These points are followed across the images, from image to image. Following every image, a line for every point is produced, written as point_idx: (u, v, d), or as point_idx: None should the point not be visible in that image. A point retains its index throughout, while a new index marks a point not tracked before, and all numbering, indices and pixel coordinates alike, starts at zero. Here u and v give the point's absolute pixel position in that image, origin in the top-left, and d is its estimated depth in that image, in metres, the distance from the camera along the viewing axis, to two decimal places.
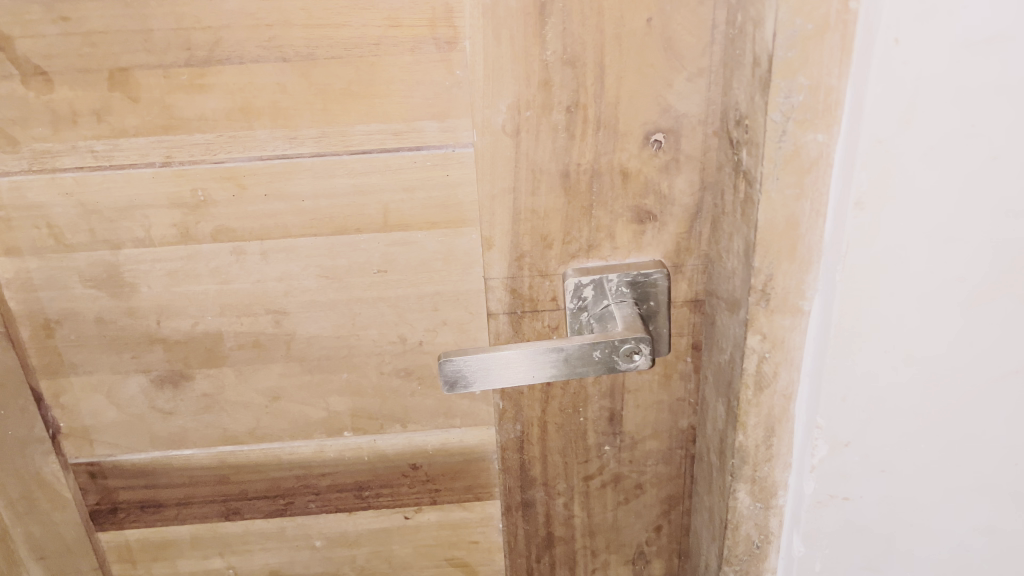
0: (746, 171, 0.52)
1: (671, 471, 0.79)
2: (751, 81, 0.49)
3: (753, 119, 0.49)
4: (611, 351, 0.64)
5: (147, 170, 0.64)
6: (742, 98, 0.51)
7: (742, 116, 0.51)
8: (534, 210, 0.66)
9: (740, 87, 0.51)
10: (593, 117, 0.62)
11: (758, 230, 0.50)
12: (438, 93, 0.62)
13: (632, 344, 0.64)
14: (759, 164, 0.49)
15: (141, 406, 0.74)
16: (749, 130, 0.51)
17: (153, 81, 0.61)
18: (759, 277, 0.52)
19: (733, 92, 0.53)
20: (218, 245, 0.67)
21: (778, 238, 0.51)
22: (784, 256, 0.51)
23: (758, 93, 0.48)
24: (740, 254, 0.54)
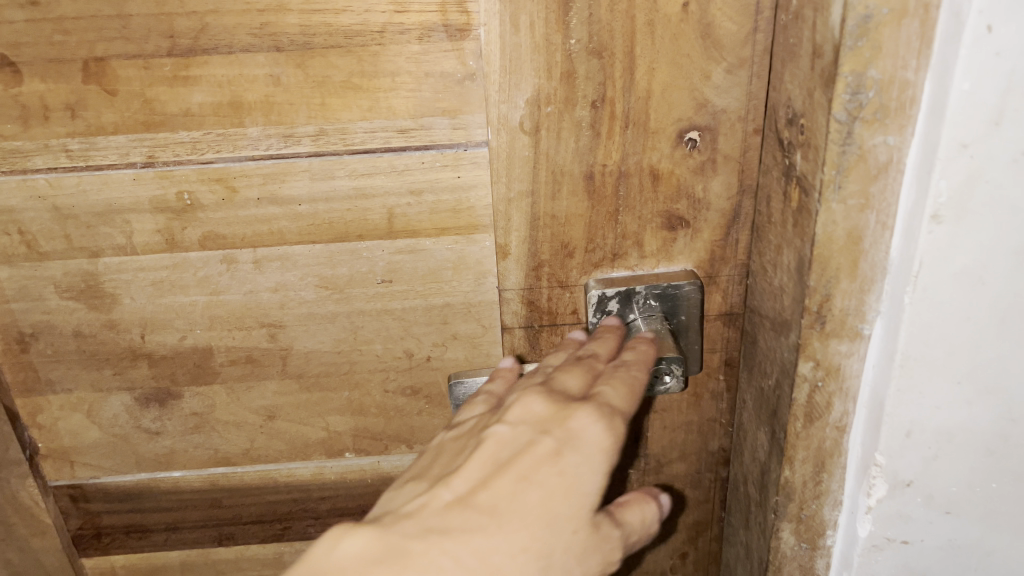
0: (800, 177, 0.45)
1: (699, 496, 0.73)
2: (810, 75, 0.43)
3: (811, 118, 0.43)
4: None
5: (127, 171, 0.58)
6: (797, 94, 0.45)
7: (796, 114, 0.45)
8: (554, 214, 0.59)
9: (794, 81, 0.45)
10: (621, 113, 0.55)
11: (815, 244, 0.44)
12: (449, 86, 0.56)
13: (663, 364, 0.59)
14: (819, 169, 0.42)
15: (125, 425, 0.68)
16: (805, 131, 0.44)
17: (132, 73, 0.54)
18: (814, 297, 0.45)
19: (783, 87, 0.47)
20: (207, 252, 0.61)
21: (838, 253, 0.44)
22: (845, 273, 0.45)
23: (818, 89, 0.42)
24: (792, 270, 0.47)
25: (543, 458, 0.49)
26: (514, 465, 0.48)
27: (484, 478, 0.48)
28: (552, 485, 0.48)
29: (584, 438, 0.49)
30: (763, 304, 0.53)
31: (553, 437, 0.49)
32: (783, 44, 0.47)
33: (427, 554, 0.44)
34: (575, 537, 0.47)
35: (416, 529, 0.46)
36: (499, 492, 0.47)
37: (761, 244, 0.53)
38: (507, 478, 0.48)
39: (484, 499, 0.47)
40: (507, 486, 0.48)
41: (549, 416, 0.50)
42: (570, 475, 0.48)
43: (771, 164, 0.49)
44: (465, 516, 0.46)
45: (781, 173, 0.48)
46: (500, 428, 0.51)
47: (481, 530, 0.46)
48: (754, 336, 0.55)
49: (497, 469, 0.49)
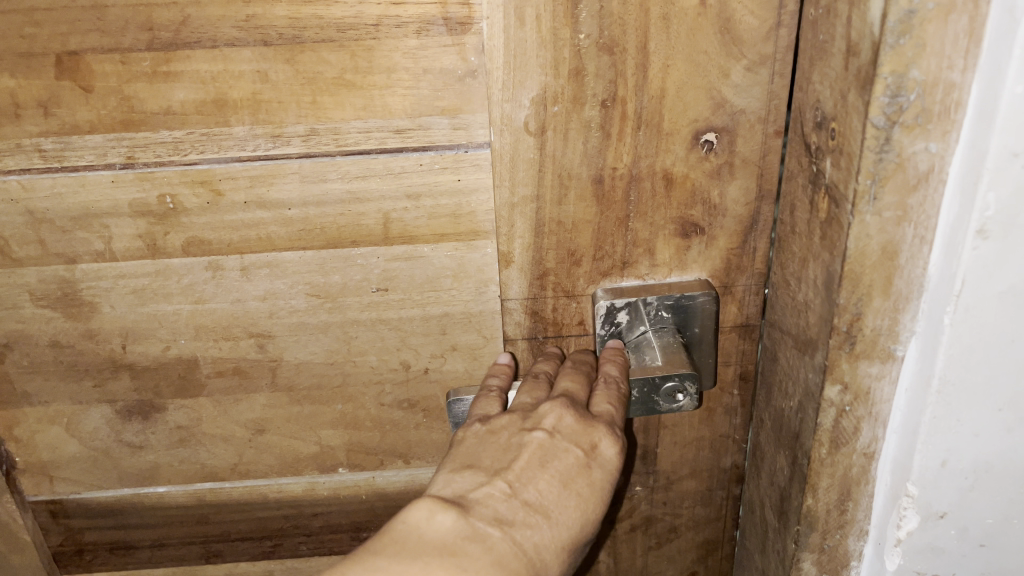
0: (830, 186, 0.42)
1: (710, 514, 0.70)
2: (844, 74, 0.39)
3: (843, 122, 0.39)
4: (650, 390, 0.56)
5: (105, 172, 0.54)
6: (827, 95, 0.41)
7: (826, 117, 0.42)
8: (560, 220, 0.56)
9: (824, 81, 0.41)
10: (633, 113, 0.52)
11: (846, 259, 0.40)
12: (448, 83, 0.52)
13: (676, 382, 0.55)
14: (852, 177, 0.39)
15: (106, 439, 0.65)
16: (836, 135, 0.41)
17: (109, 68, 0.51)
18: (844, 316, 0.42)
19: (809, 88, 0.43)
20: (191, 259, 0.58)
21: (871, 269, 0.41)
22: (878, 291, 0.41)
23: (853, 89, 0.38)
24: (819, 286, 0.44)
25: (579, 468, 0.52)
26: (552, 471, 0.51)
27: (527, 480, 0.51)
28: (585, 494, 0.52)
29: (608, 457, 0.53)
30: (785, 321, 0.49)
31: (583, 451, 0.52)
32: (810, 40, 0.43)
33: (504, 540, 0.47)
34: (593, 537, 0.52)
35: (488, 516, 0.48)
36: (547, 492, 0.51)
37: (782, 256, 0.50)
38: (553, 483, 0.51)
39: (535, 498, 0.50)
40: (549, 488, 0.51)
41: (579, 430, 0.52)
42: (598, 486, 0.52)
43: (796, 170, 0.46)
44: (525, 512, 0.49)
45: (808, 181, 0.45)
46: (539, 434, 0.52)
47: (538, 524, 0.49)
48: (774, 354, 0.52)
49: (542, 472, 0.51)
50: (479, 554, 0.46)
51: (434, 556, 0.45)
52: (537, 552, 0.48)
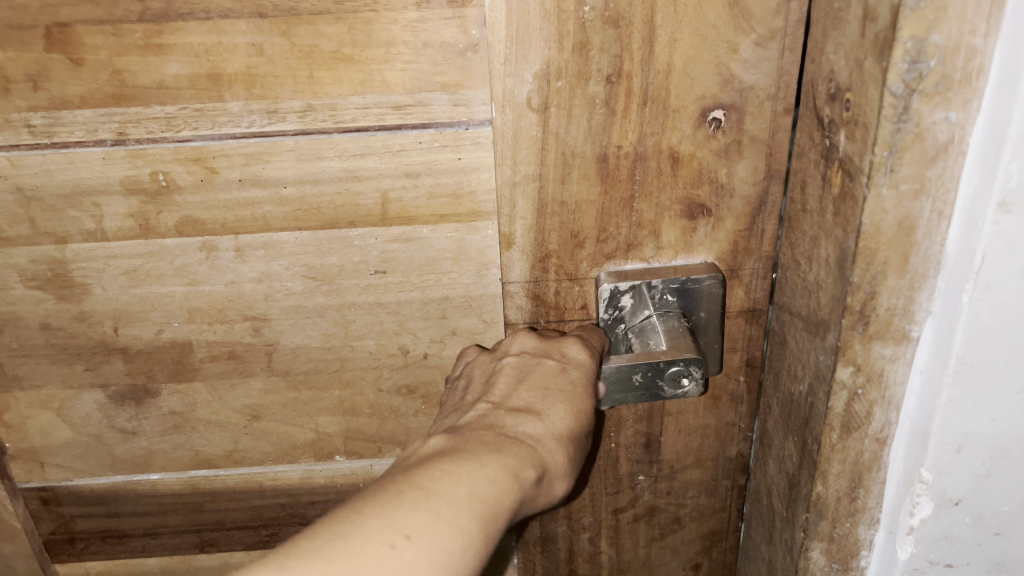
0: (844, 160, 0.40)
1: (714, 504, 0.68)
2: (860, 42, 0.37)
3: (859, 92, 0.38)
4: (654, 375, 0.54)
5: (96, 149, 0.53)
6: (842, 66, 0.40)
7: (840, 88, 0.40)
8: (563, 200, 0.54)
9: (838, 51, 0.40)
10: (639, 89, 0.51)
11: (860, 235, 0.39)
12: (449, 58, 0.51)
13: (681, 366, 0.54)
14: (868, 149, 0.37)
15: (99, 425, 0.63)
16: (850, 107, 0.39)
17: (99, 40, 0.49)
18: (857, 295, 0.40)
19: (821, 59, 0.42)
20: (184, 239, 0.56)
21: (886, 246, 0.39)
22: (893, 269, 0.40)
23: (870, 57, 0.36)
24: (832, 264, 0.42)
25: (556, 371, 0.51)
26: (534, 379, 0.51)
27: (511, 389, 0.51)
28: (570, 390, 0.51)
29: (581, 360, 0.52)
30: (794, 301, 0.48)
31: (557, 359, 0.52)
32: (822, 12, 0.42)
33: (500, 436, 0.46)
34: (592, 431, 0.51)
35: (481, 425, 0.48)
36: (531, 395, 0.50)
37: (792, 234, 0.48)
38: (535, 387, 0.51)
39: (522, 403, 0.50)
40: (536, 390, 0.50)
41: (543, 345, 0.53)
42: (582, 385, 0.51)
43: (807, 146, 0.44)
44: (514, 414, 0.48)
45: (821, 156, 0.43)
46: (509, 359, 0.53)
47: (529, 421, 0.48)
48: (783, 336, 0.50)
49: (523, 383, 0.51)
50: (478, 448, 0.44)
51: (437, 458, 0.43)
52: (536, 441, 0.47)
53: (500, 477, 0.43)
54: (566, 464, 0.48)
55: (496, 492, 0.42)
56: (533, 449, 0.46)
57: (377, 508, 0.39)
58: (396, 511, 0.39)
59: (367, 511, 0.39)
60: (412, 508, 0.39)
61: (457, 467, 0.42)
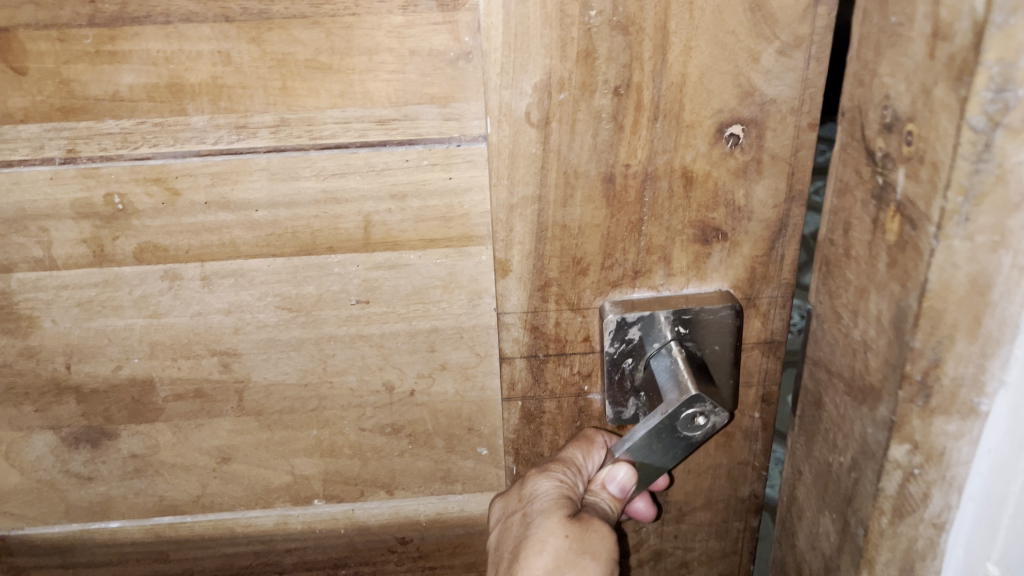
0: (903, 204, 0.36)
1: (725, 548, 0.63)
2: (929, 65, 0.33)
3: (925, 123, 0.33)
4: (658, 432, 0.48)
5: (43, 168, 0.47)
6: (901, 91, 0.35)
7: (900, 118, 0.36)
8: (565, 224, 0.49)
9: (897, 74, 0.36)
10: (650, 102, 0.46)
11: (925, 294, 0.35)
12: (438, 67, 0.46)
13: (682, 412, 0.48)
14: (939, 192, 0.33)
15: (51, 470, 0.57)
16: (912, 140, 0.35)
17: (45, 47, 0.44)
18: (919, 363, 0.37)
19: (875, 82, 0.38)
20: (145, 266, 0.51)
21: (955, 309, 0.35)
22: (962, 334, 0.36)
23: (941, 82, 0.32)
24: (886, 323, 0.39)
25: (519, 521, 0.53)
26: (510, 542, 0.53)
27: (500, 563, 0.54)
28: (533, 525, 0.52)
29: (537, 491, 0.54)
30: (836, 359, 0.45)
31: (519, 508, 0.54)
32: (869, 28, 0.38)
33: None
34: (579, 541, 0.51)
35: None
36: (511, 562, 0.52)
37: (831, 280, 0.45)
38: (511, 550, 0.53)
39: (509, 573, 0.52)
40: (512, 548, 0.53)
41: (508, 503, 0.56)
42: (539, 513, 0.52)
43: (855, 181, 0.40)
44: None
45: (872, 196, 0.39)
46: (494, 534, 0.56)
47: None
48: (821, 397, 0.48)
49: (506, 553, 0.53)
50: None
51: None
52: None
53: None
54: None
55: None
56: None
57: None
58: None
59: None
60: None
61: None
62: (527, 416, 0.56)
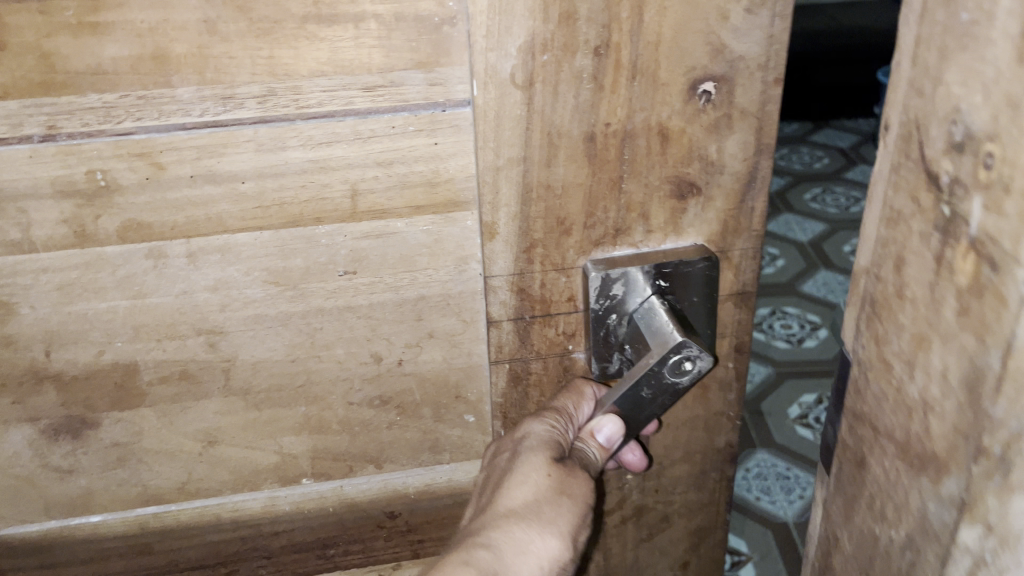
0: (978, 241, 0.30)
1: (703, 499, 0.66)
2: (1016, 72, 0.27)
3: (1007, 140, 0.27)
4: (649, 377, 0.50)
5: (22, 146, 0.46)
6: (979, 101, 0.29)
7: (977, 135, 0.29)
8: (549, 184, 0.51)
9: (969, 83, 0.30)
10: (628, 62, 0.48)
11: (1011, 351, 0.28)
12: (424, 33, 0.47)
13: (676, 359, 0.50)
14: None
15: (29, 465, 0.56)
16: (996, 160, 0.28)
17: (24, 20, 0.43)
18: (1005, 434, 0.29)
19: (941, 90, 0.32)
20: (128, 245, 0.50)
21: None
22: None
23: None
24: (921, 375, 0.34)
25: (511, 453, 0.56)
26: (498, 470, 0.57)
27: (486, 488, 0.57)
28: (519, 458, 0.55)
29: (531, 430, 0.56)
30: (885, 413, 0.38)
31: (510, 443, 0.57)
32: (932, 28, 0.32)
33: (467, 539, 0.53)
34: (558, 481, 0.54)
35: (460, 537, 0.55)
36: (495, 487, 0.56)
37: (876, 323, 0.38)
38: (497, 478, 0.56)
39: (491, 500, 0.55)
40: (499, 476, 0.56)
41: (503, 435, 0.58)
42: (529, 450, 0.54)
43: (911, 209, 0.35)
44: (484, 514, 0.54)
45: (936, 228, 0.33)
46: (486, 461, 0.59)
47: (495, 510, 0.54)
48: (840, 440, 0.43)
49: (492, 478, 0.57)
50: (442, 562, 0.51)
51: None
52: (494, 526, 0.53)
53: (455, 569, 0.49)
54: (537, 526, 0.53)
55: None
56: (490, 534, 0.53)
57: None
58: None
59: None
60: None
61: None
62: (514, 378, 0.58)
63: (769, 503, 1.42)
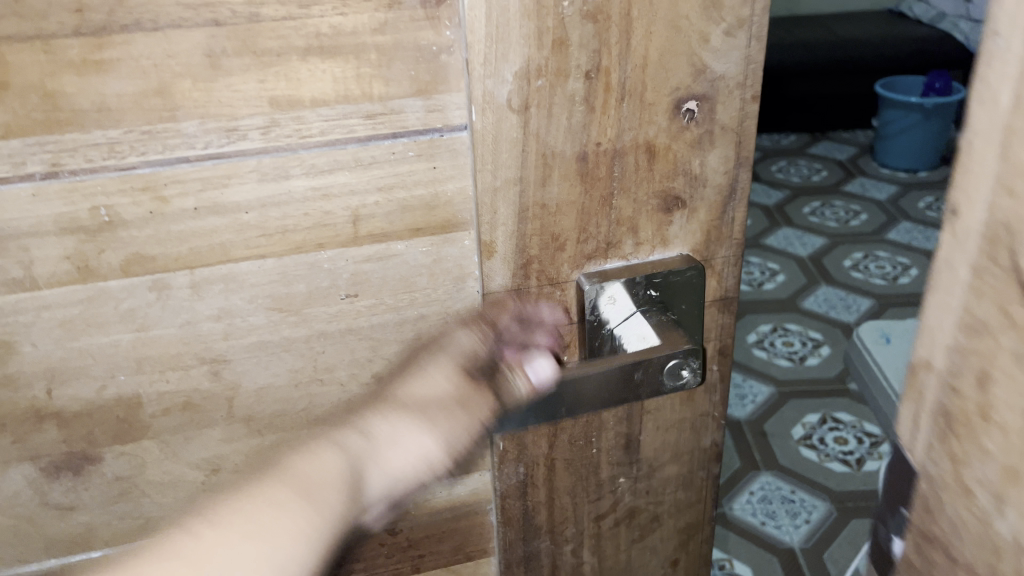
0: None
1: (691, 498, 0.69)
2: None
3: None
4: (652, 370, 0.53)
5: (24, 185, 0.46)
6: None
7: None
8: (544, 203, 0.53)
9: None
10: (617, 84, 0.50)
11: None
12: (423, 61, 0.48)
13: (678, 359, 0.54)
14: None
15: (29, 505, 0.56)
16: None
17: (29, 60, 0.43)
18: None
19: None
20: (131, 279, 0.50)
21: None
22: None
23: None
24: (1015, 515, 0.30)
25: (428, 352, 0.56)
26: (414, 358, 0.57)
27: (392, 371, 0.57)
28: (432, 363, 0.55)
29: (460, 342, 0.56)
30: None
31: (429, 342, 0.57)
32: None
33: (343, 424, 0.56)
34: (462, 396, 0.55)
35: (338, 415, 0.57)
36: (398, 374, 0.56)
37: (952, 442, 0.34)
38: (404, 377, 0.56)
39: (390, 392, 0.56)
40: (406, 359, 0.57)
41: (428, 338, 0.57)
42: (444, 358, 0.55)
43: None
44: (375, 406, 0.56)
45: None
46: (402, 345, 0.57)
47: (389, 409, 0.55)
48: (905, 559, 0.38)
49: (404, 365, 0.57)
50: (303, 450, 0.54)
51: (280, 491, 0.53)
52: (383, 411, 0.55)
53: (288, 524, 0.52)
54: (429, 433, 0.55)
55: (283, 524, 0.52)
56: (364, 424, 0.55)
57: (217, 532, 0.51)
58: (229, 539, 0.50)
59: (205, 538, 0.51)
60: (253, 529, 0.51)
61: (269, 517, 0.52)
62: None
63: (774, 527, 1.56)
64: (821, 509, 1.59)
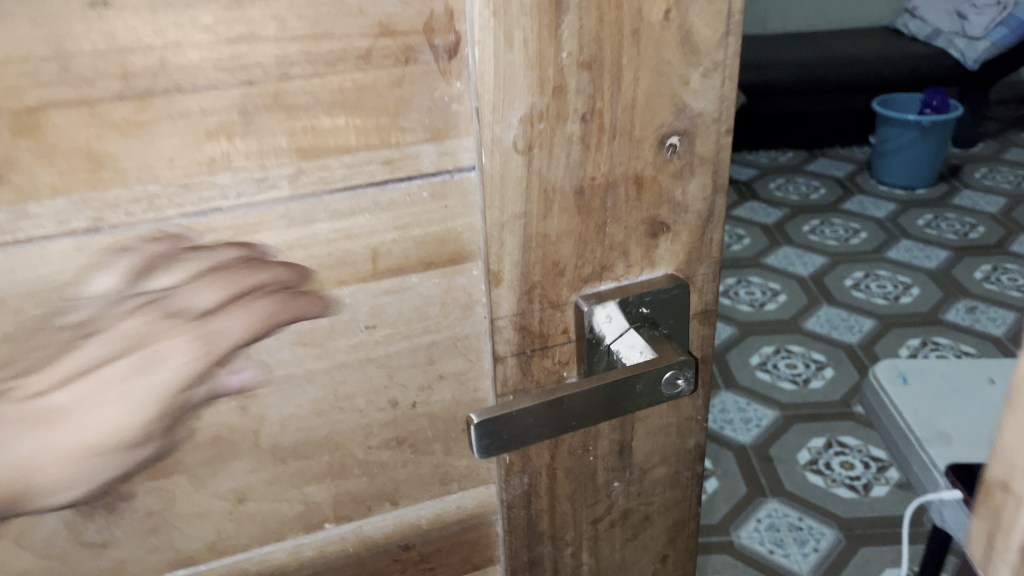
0: None
1: (678, 496, 0.74)
2: None
3: None
4: (653, 380, 0.58)
5: (67, 240, 0.49)
6: None
7: None
8: (545, 233, 0.58)
9: None
10: (609, 124, 0.55)
11: None
12: (436, 110, 0.53)
13: (676, 369, 0.59)
14: None
15: (65, 545, 0.58)
16: None
17: (76, 125, 0.46)
18: None
19: None
20: (166, 322, 0.53)
21: None
22: None
23: None
24: None
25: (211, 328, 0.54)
26: (202, 328, 0.54)
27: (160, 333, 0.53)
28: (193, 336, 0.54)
29: (258, 304, 0.55)
30: None
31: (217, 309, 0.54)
32: None
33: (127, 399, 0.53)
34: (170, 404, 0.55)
35: (128, 377, 0.53)
36: (191, 356, 0.54)
37: None
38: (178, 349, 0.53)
39: (152, 356, 0.53)
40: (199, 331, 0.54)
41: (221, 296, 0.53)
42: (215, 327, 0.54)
43: None
44: (135, 372, 0.53)
45: None
46: (222, 313, 0.54)
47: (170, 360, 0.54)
48: None
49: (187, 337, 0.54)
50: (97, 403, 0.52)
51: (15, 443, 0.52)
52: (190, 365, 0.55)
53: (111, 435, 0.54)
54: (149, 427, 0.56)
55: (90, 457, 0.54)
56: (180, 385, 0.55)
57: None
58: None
59: None
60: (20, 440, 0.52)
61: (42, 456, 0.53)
62: None
63: (782, 555, 1.84)
64: (829, 536, 1.87)
